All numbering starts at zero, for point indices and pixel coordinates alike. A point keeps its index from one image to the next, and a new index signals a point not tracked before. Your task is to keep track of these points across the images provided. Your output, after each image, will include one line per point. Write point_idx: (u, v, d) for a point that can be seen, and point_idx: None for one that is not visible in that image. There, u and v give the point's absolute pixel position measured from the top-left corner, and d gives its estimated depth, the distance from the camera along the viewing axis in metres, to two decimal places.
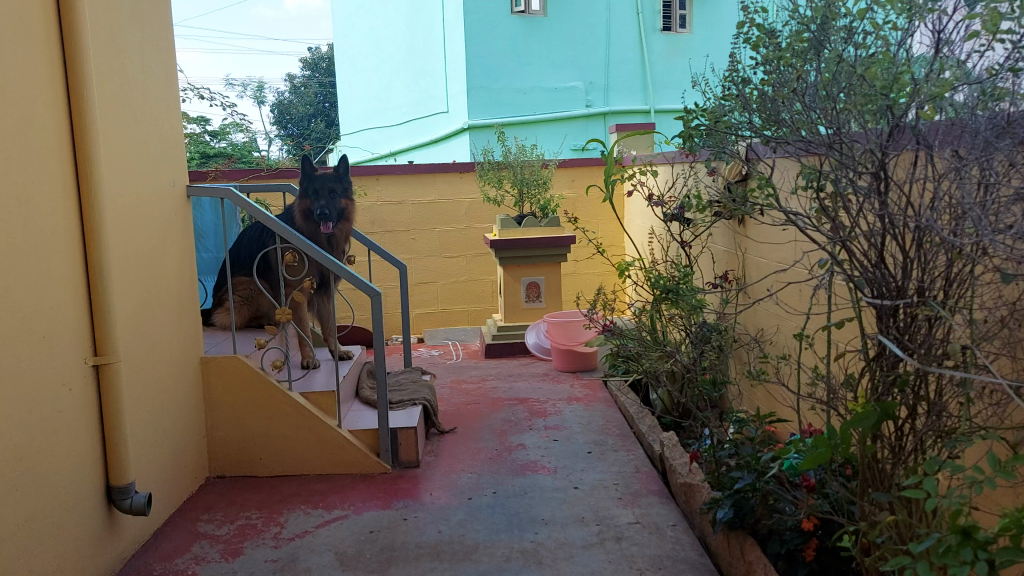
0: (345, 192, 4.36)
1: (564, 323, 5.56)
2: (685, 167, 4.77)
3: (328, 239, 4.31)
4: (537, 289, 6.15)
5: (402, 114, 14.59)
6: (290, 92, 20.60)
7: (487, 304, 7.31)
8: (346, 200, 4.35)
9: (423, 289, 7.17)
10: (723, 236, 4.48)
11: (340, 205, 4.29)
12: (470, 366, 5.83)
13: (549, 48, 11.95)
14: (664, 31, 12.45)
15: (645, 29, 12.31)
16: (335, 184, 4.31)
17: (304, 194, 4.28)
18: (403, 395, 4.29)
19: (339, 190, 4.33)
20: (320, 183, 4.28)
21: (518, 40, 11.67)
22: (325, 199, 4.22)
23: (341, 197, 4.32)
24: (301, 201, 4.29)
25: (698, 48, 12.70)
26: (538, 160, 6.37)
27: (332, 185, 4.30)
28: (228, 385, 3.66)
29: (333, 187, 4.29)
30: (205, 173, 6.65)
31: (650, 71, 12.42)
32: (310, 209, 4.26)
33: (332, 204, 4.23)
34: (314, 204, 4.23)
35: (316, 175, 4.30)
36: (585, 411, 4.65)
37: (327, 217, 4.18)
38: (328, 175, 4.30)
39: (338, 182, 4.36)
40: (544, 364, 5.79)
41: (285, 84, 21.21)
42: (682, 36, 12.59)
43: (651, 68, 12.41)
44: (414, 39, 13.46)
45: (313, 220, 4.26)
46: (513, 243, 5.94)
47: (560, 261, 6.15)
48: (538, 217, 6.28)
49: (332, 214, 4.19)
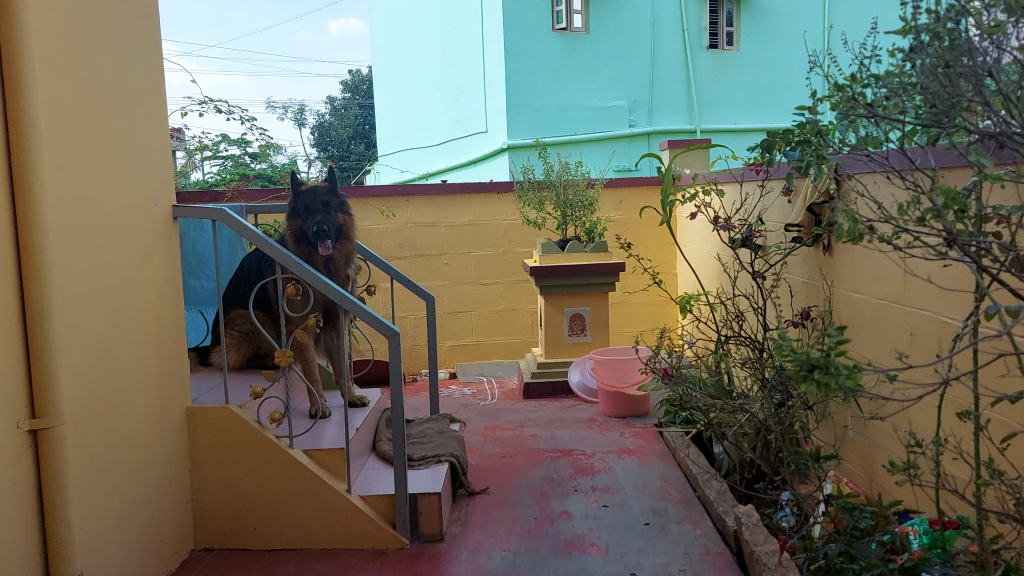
0: (342, 208, 3.85)
1: (612, 361, 4.88)
2: (755, 185, 4.13)
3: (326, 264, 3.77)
4: (582, 321, 5.52)
5: (440, 135, 14.15)
6: (331, 115, 20.54)
7: (527, 336, 6.69)
8: (343, 216, 3.83)
9: (457, 319, 6.58)
10: (802, 264, 3.82)
11: (336, 222, 3.78)
12: (507, 409, 5.21)
13: (592, 66, 11.35)
14: (711, 48, 11.83)
15: (690, 48, 11.68)
16: (329, 197, 3.80)
17: (293, 214, 3.77)
18: (427, 450, 3.68)
19: (334, 205, 3.82)
20: (312, 198, 3.77)
21: (561, 58, 11.13)
22: (320, 216, 3.70)
23: (337, 213, 3.81)
24: (290, 223, 3.76)
25: (747, 64, 12.04)
26: (583, 178, 5.75)
27: (325, 199, 3.78)
28: (219, 440, 3.12)
29: (327, 201, 3.78)
30: (221, 193, 6.16)
31: (697, 89, 11.78)
32: (303, 230, 3.73)
33: (329, 222, 3.73)
34: (306, 224, 3.71)
35: (304, 190, 3.79)
36: (639, 469, 4.00)
37: (324, 235, 3.65)
38: (319, 188, 3.79)
39: (332, 196, 3.85)
40: (589, 406, 5.15)
41: (326, 106, 21.04)
42: (729, 54, 11.96)
43: (697, 87, 11.77)
44: (454, 57, 13.01)
45: (309, 240, 3.73)
46: (558, 270, 5.34)
47: (608, 291, 5.52)
48: (584, 241, 5.68)
49: (329, 232, 3.68)
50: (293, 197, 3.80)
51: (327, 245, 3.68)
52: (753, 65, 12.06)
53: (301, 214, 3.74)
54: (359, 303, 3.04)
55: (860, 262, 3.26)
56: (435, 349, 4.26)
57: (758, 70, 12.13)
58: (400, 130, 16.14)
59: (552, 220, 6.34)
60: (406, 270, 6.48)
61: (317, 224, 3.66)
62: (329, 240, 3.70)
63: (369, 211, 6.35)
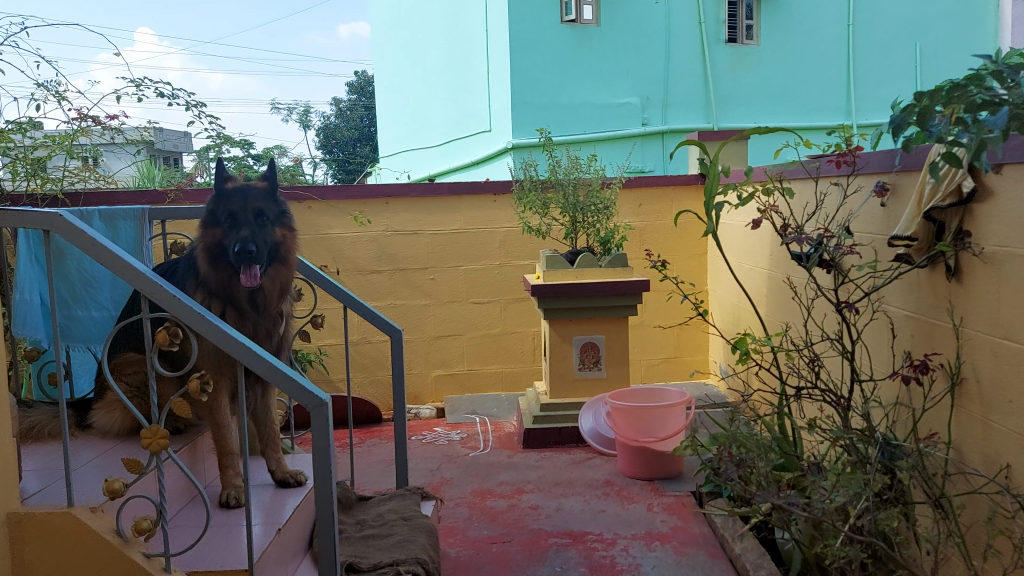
0: (281, 220, 2.74)
1: (632, 409, 3.82)
2: (840, 186, 3.06)
3: (250, 297, 2.63)
4: (595, 352, 4.48)
5: (439, 134, 13.14)
6: (334, 116, 19.60)
7: (528, 365, 5.62)
8: (282, 231, 2.73)
9: (445, 344, 5.54)
10: (906, 293, 2.77)
11: (271, 239, 2.67)
12: (503, 464, 4.16)
13: (601, 61, 10.24)
14: (731, 41, 10.69)
15: (708, 39, 10.55)
16: (264, 204, 2.68)
17: (210, 221, 2.63)
18: (383, 551, 2.62)
19: (270, 215, 2.71)
20: (240, 203, 2.64)
21: (568, 51, 10.03)
22: (248, 229, 2.58)
23: (273, 227, 2.70)
24: (203, 233, 2.62)
25: (768, 59, 10.87)
26: (596, 176, 4.66)
27: (260, 205, 2.66)
28: (58, 558, 2.07)
29: (261, 208, 2.67)
30: (164, 194, 5.16)
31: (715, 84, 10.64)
32: (221, 245, 2.59)
33: (259, 238, 2.61)
34: (228, 237, 2.58)
35: (231, 190, 2.67)
36: (676, 568, 2.93)
37: (252, 258, 2.53)
38: (252, 189, 2.67)
39: (269, 202, 2.74)
40: (605, 462, 4.10)
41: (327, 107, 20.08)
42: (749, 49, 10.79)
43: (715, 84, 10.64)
44: (453, 52, 12.02)
45: (228, 261, 2.59)
46: (564, 289, 4.32)
47: (627, 316, 4.48)
48: (598, 254, 4.61)
49: (258, 253, 2.55)
50: (213, 199, 2.69)
51: (255, 271, 2.55)
52: (777, 58, 10.91)
53: (221, 223, 2.62)
54: (268, 359, 2.02)
55: (1013, 295, 2.21)
56: (400, 399, 3.21)
57: (784, 63, 10.94)
58: (398, 130, 15.08)
59: (560, 227, 5.31)
60: (385, 286, 5.45)
61: (243, 240, 2.53)
62: (257, 263, 2.57)
63: (340, 216, 5.34)
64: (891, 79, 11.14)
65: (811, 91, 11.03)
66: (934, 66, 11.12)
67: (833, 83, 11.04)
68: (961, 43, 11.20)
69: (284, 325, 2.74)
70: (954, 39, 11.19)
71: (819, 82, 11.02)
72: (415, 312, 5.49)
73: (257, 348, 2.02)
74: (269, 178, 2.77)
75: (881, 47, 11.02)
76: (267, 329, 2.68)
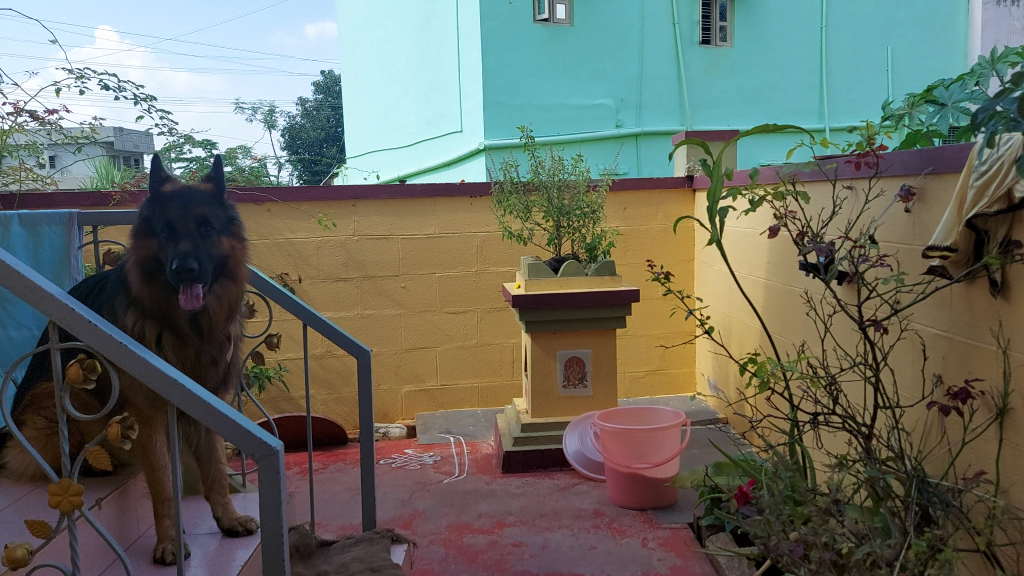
0: (228, 229, 2.40)
1: (624, 432, 3.49)
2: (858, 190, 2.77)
3: (191, 319, 2.26)
4: (582, 368, 4.15)
5: (410, 135, 12.74)
6: (301, 116, 19.09)
7: (505, 379, 5.28)
8: (230, 241, 2.38)
9: (417, 357, 5.17)
10: (937, 309, 2.47)
11: (216, 252, 2.31)
12: (481, 492, 3.81)
13: (576, 63, 9.76)
14: (704, 43, 10.17)
15: (681, 42, 10.06)
16: (208, 210, 2.33)
17: (145, 230, 2.26)
18: None
19: (215, 223, 2.35)
20: (180, 210, 2.28)
21: (541, 55, 9.55)
22: (189, 242, 2.21)
23: (219, 237, 2.35)
24: (136, 244, 2.24)
25: (741, 62, 10.37)
26: (581, 178, 4.33)
27: (203, 213, 2.30)
28: None
29: (206, 215, 2.31)
30: (110, 196, 4.72)
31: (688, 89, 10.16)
32: (158, 261, 2.22)
33: (201, 252, 2.24)
34: (165, 251, 2.21)
35: (169, 194, 2.30)
36: None
37: (193, 278, 2.16)
38: (195, 193, 2.31)
39: (215, 207, 2.39)
40: (593, 489, 3.77)
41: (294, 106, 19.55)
42: (722, 51, 10.27)
43: (688, 87, 10.16)
44: (424, 50, 11.63)
45: (166, 278, 2.21)
46: (547, 300, 3.99)
47: (616, 328, 4.16)
48: (584, 262, 4.29)
49: (201, 272, 2.19)
50: (148, 203, 2.31)
51: (195, 291, 2.19)
52: (754, 60, 10.41)
53: (158, 234, 2.25)
54: (207, 400, 1.65)
55: None
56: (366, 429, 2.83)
57: (762, 64, 10.44)
58: (367, 130, 14.62)
59: (541, 233, 4.97)
60: (351, 295, 5.07)
61: (182, 255, 2.16)
62: (199, 281, 2.20)
63: (303, 219, 4.95)
64: (864, 84, 10.69)
65: (785, 96, 10.53)
66: (908, 71, 10.67)
67: (806, 87, 10.52)
68: (937, 46, 10.77)
69: (231, 350, 2.39)
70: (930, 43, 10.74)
71: (792, 88, 10.51)
72: (384, 324, 5.11)
73: (193, 387, 1.65)
74: (215, 180, 2.41)
75: (854, 50, 10.57)
76: (212, 355, 2.32)
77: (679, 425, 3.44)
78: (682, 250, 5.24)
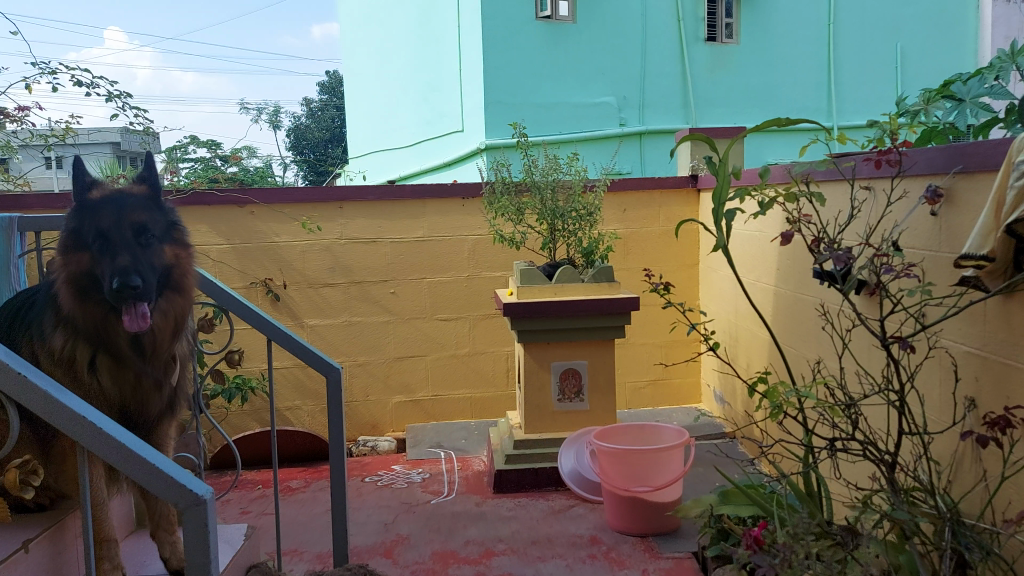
0: (170, 235, 2.20)
1: (622, 453, 3.24)
2: (880, 192, 2.51)
3: (132, 340, 2.06)
4: (577, 381, 3.89)
5: (410, 135, 12.51)
6: (304, 116, 18.93)
7: (500, 389, 5.02)
8: (173, 248, 2.19)
9: (407, 367, 4.92)
10: (969, 325, 2.20)
11: (158, 262, 2.12)
12: (470, 515, 3.56)
13: (578, 61, 9.48)
14: (709, 41, 9.92)
15: (686, 39, 9.79)
16: (146, 216, 2.13)
17: (74, 243, 2.05)
18: None
19: (155, 230, 2.15)
20: (113, 218, 2.07)
21: (542, 52, 9.27)
22: (128, 255, 2.01)
23: (160, 245, 2.15)
24: (65, 258, 2.03)
25: (747, 59, 10.07)
26: (578, 179, 4.07)
27: (140, 219, 2.11)
28: None
29: (143, 222, 2.11)
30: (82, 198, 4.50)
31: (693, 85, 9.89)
32: (94, 276, 2.02)
33: (143, 264, 2.04)
34: (100, 266, 2.01)
35: (98, 202, 2.10)
36: None
37: (137, 296, 1.97)
38: (129, 198, 2.11)
39: (153, 211, 2.19)
40: (590, 513, 3.51)
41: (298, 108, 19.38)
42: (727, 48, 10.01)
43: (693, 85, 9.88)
44: (424, 49, 11.40)
45: (102, 297, 2.02)
46: (541, 309, 3.74)
47: (613, 338, 3.91)
48: (580, 267, 4.03)
49: (145, 289, 2.00)
50: (74, 212, 2.10)
51: (139, 310, 2.00)
52: (760, 58, 10.11)
53: (89, 246, 2.04)
54: (124, 442, 1.41)
55: None
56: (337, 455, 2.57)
57: (768, 62, 10.14)
58: (368, 130, 14.40)
59: (537, 236, 4.72)
60: (338, 301, 4.82)
61: (122, 271, 1.96)
62: (142, 298, 2.01)
63: (287, 222, 4.72)
64: (871, 82, 10.33)
65: (789, 93, 10.21)
66: (917, 67, 10.29)
67: (812, 84, 10.19)
68: (948, 42, 10.38)
69: (177, 371, 2.18)
70: (939, 40, 10.34)
71: (797, 86, 10.19)
72: (372, 331, 4.86)
73: (104, 426, 1.42)
74: (152, 182, 2.21)
75: (861, 46, 10.22)
76: (155, 378, 2.11)
77: (681, 445, 3.19)
78: (685, 253, 4.98)
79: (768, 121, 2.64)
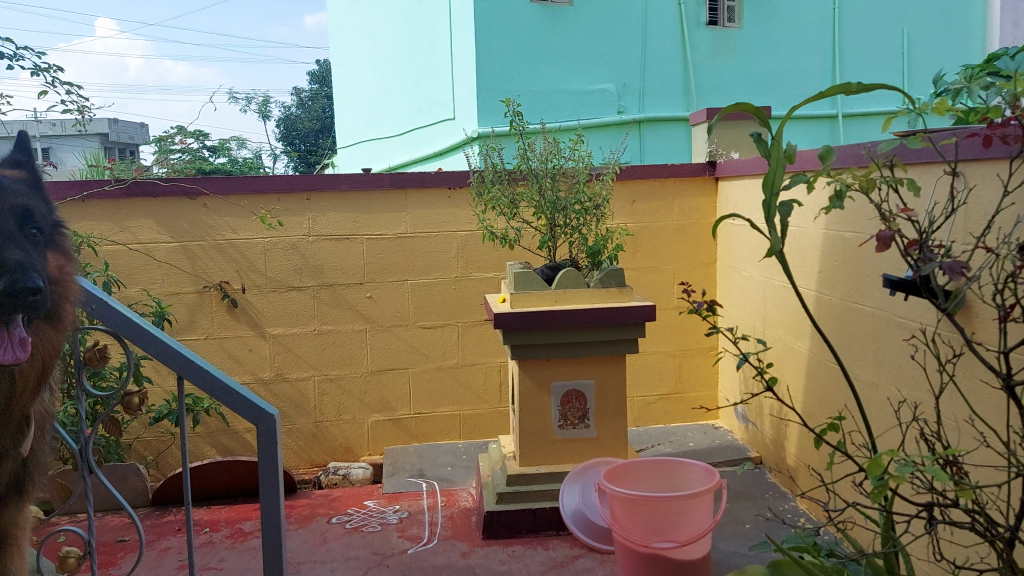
0: (53, 237, 1.88)
1: (637, 501, 2.64)
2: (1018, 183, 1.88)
3: None
4: (582, 404, 3.29)
5: (400, 124, 11.85)
6: (295, 107, 18.25)
7: (492, 406, 4.42)
8: (54, 252, 1.85)
9: (386, 381, 4.31)
10: None
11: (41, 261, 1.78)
12: (454, 569, 2.96)
13: (573, 46, 8.47)
14: (710, 24, 8.93)
15: (687, 21, 8.82)
16: (32, 204, 1.82)
17: None
18: None
19: (40, 223, 1.82)
20: None
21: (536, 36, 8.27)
22: (22, 251, 1.69)
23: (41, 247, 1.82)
24: None
25: (750, 46, 9.09)
26: (582, 165, 3.45)
27: (24, 206, 1.79)
28: None
29: (27, 210, 1.79)
30: None
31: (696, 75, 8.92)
32: None
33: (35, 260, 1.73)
34: None
35: None
36: None
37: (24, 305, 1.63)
38: (8, 183, 1.78)
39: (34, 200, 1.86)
40: (599, 568, 2.91)
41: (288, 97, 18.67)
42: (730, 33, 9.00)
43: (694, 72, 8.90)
44: (413, 32, 10.73)
45: None
46: (541, 319, 3.15)
47: (624, 354, 3.31)
48: (585, 269, 3.42)
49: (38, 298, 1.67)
50: None
51: (11, 336, 1.64)
52: (761, 46, 9.11)
53: None
54: None
55: None
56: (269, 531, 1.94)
57: (768, 52, 9.14)
58: (355, 119, 13.69)
59: (534, 233, 4.11)
60: (306, 307, 4.20)
61: (14, 268, 1.63)
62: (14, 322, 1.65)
63: (246, 216, 4.10)
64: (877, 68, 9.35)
65: (792, 81, 9.22)
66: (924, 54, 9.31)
67: (816, 71, 9.20)
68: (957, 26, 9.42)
69: (31, 440, 1.78)
70: (947, 24, 9.39)
71: (801, 73, 9.21)
72: (346, 341, 4.25)
73: None
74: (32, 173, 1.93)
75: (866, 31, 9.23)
76: None
77: (715, 490, 2.58)
78: (702, 251, 4.39)
79: (838, 85, 2.04)
